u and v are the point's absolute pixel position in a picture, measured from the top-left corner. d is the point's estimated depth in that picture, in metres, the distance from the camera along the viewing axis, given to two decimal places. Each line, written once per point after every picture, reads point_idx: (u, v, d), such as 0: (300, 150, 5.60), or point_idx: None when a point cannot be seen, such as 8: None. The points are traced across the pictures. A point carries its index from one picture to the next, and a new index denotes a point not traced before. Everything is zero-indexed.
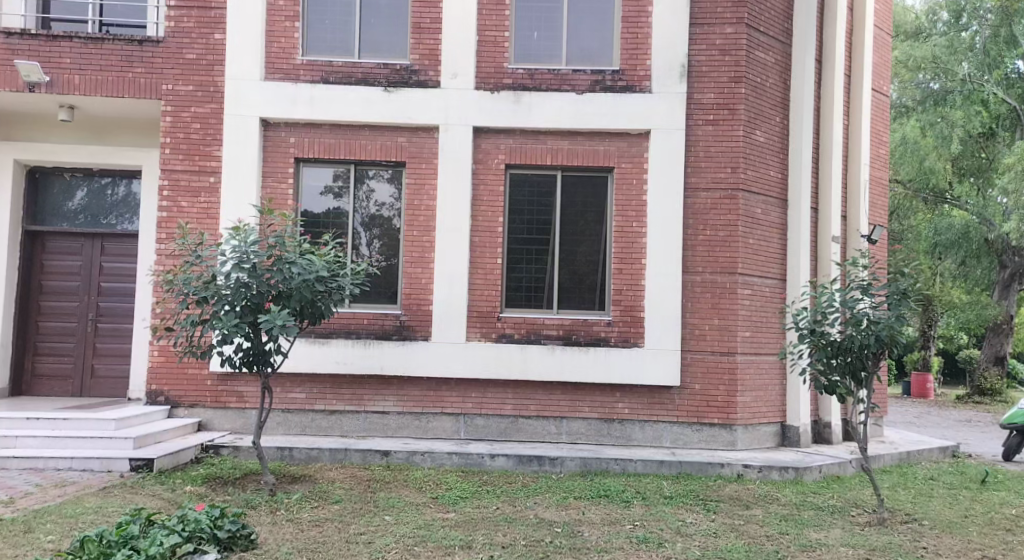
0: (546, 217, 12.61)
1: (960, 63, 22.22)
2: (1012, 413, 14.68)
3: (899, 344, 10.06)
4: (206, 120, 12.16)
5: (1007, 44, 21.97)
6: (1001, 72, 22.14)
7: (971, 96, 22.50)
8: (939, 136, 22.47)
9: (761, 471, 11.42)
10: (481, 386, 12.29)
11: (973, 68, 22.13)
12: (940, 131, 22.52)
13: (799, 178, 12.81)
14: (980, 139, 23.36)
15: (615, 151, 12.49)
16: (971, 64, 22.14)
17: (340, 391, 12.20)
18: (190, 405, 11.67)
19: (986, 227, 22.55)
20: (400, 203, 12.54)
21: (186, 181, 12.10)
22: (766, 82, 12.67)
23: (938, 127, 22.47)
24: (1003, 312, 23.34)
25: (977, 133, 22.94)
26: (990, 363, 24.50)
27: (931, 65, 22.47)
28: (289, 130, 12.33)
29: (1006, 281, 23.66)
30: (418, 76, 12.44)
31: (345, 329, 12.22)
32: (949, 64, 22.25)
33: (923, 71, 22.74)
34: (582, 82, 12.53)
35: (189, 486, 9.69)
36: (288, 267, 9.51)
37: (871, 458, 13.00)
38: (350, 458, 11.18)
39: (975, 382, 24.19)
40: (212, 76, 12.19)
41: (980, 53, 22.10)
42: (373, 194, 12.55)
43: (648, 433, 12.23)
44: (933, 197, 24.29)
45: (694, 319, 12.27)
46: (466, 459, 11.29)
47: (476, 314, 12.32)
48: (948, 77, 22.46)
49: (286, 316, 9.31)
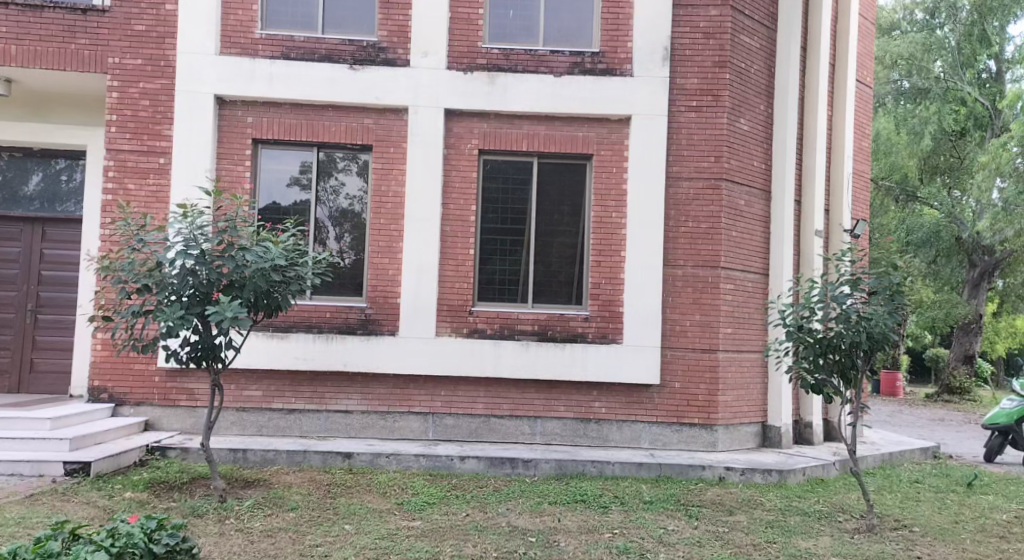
0: (520, 205, 11.96)
1: (934, 62, 22.21)
2: (993, 414, 14.20)
3: (892, 342, 9.52)
4: (156, 97, 11.39)
5: (980, 42, 22.01)
6: (973, 72, 22.21)
7: (947, 95, 22.38)
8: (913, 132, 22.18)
9: (744, 474, 10.83)
10: (451, 385, 11.61)
11: (947, 67, 22.24)
12: (912, 126, 22.21)
13: (783, 169, 12.25)
14: (953, 137, 22.87)
15: (594, 138, 11.87)
16: (945, 65, 22.22)
17: (300, 388, 11.48)
18: (136, 403, 10.92)
19: (956, 225, 22.25)
20: (368, 198, 11.82)
21: (134, 162, 11.34)
22: (751, 68, 12.10)
23: (913, 122, 22.22)
24: (972, 311, 22.97)
25: (949, 131, 22.55)
26: (958, 361, 24.05)
27: (907, 62, 22.30)
28: (247, 110, 11.57)
29: (977, 281, 23.12)
30: (385, 54, 11.73)
31: (306, 322, 11.49)
32: (924, 62, 22.10)
33: (896, 67, 22.65)
34: (560, 64, 11.88)
35: (129, 493, 8.97)
36: (242, 255, 8.79)
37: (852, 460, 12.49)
38: (309, 461, 10.45)
39: (943, 381, 23.85)
40: (162, 49, 11.42)
41: (954, 53, 22.11)
42: (341, 188, 11.82)
43: (626, 434, 11.62)
44: (905, 196, 23.78)
45: (674, 315, 11.67)
46: (434, 461, 10.61)
47: (447, 308, 11.65)
48: (922, 76, 22.38)
49: (238, 307, 8.58)
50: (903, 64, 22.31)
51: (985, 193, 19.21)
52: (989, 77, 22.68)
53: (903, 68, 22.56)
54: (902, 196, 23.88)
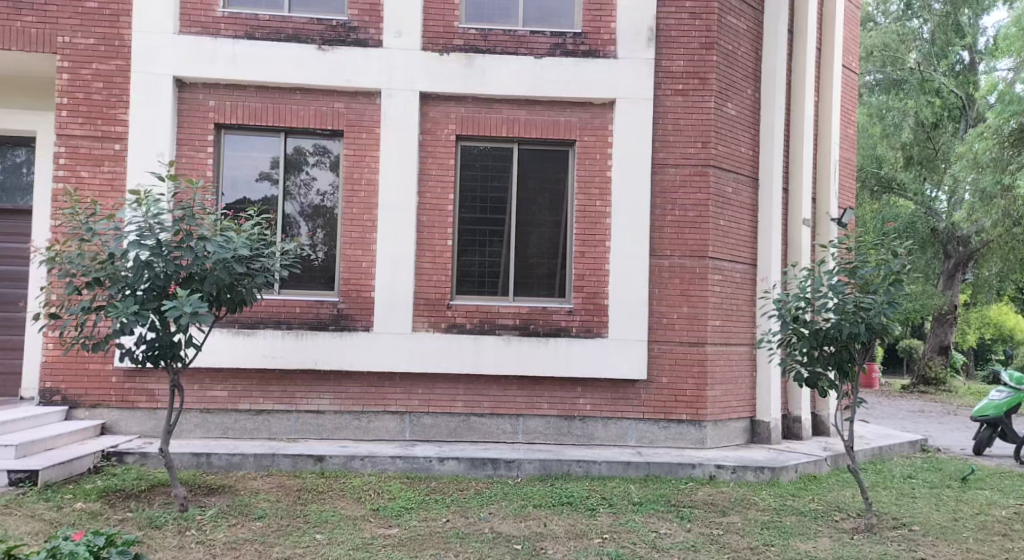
0: (499, 193, 11.41)
1: (909, 53, 21.98)
2: (983, 405, 13.68)
3: (890, 332, 9.05)
4: (110, 79, 10.73)
5: (955, 32, 21.90)
6: (948, 63, 21.94)
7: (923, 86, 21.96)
8: (891, 125, 21.57)
9: (735, 472, 10.33)
10: (428, 382, 11.05)
11: (920, 59, 22.07)
12: (890, 119, 21.56)
13: (771, 155, 11.78)
14: (929, 128, 22.07)
15: (577, 123, 11.33)
16: (920, 55, 22.08)
17: (268, 388, 10.87)
18: (92, 405, 10.26)
19: (933, 218, 22.23)
20: (338, 194, 11.22)
21: (86, 148, 10.67)
22: (738, 50, 11.61)
23: (890, 116, 21.61)
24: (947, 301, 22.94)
25: (926, 123, 21.84)
26: (933, 353, 23.64)
27: (880, 52, 22.04)
28: (209, 93, 10.93)
29: (952, 272, 22.90)
30: (356, 34, 11.13)
31: (275, 319, 10.87)
32: (899, 52, 21.87)
33: (870, 61, 22.32)
34: (541, 46, 11.32)
35: (79, 503, 8.36)
36: (202, 245, 8.19)
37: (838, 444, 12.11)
38: (278, 465, 9.85)
39: (919, 372, 23.55)
40: (116, 28, 10.76)
41: (928, 44, 22.01)
42: (312, 182, 11.22)
43: (611, 432, 11.12)
44: (878, 187, 22.79)
45: (661, 307, 11.17)
46: (412, 463, 10.03)
47: (424, 302, 11.08)
48: (896, 67, 22.04)
49: (197, 302, 7.96)
50: (878, 55, 22.03)
51: (963, 183, 18.71)
52: (963, 68, 22.49)
53: (878, 60, 22.15)
54: (876, 188, 23.03)
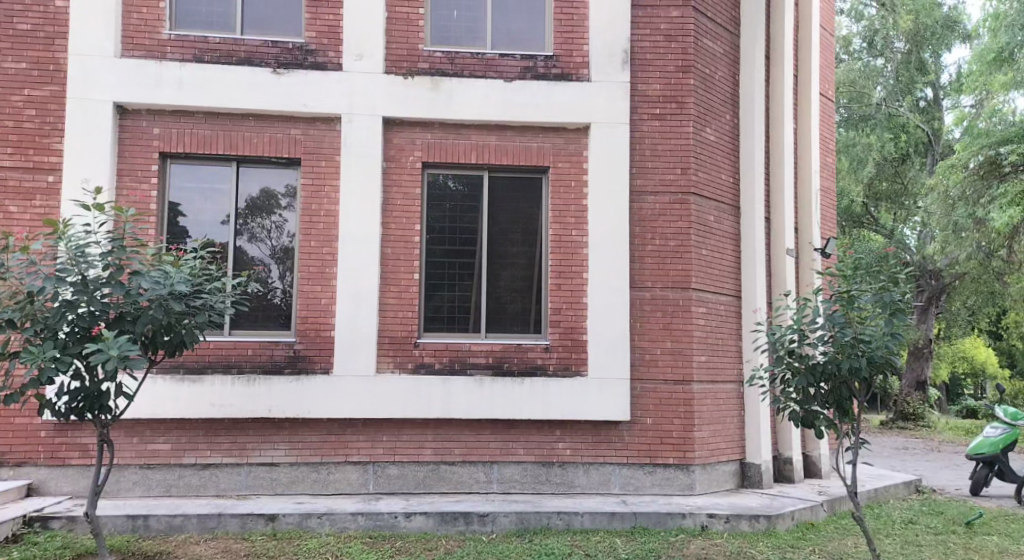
0: (468, 224, 10.65)
1: (874, 88, 21.25)
2: (977, 443, 12.94)
3: (892, 366, 8.32)
4: (44, 106, 9.93)
5: (918, 70, 21.49)
6: (911, 98, 21.62)
7: (889, 120, 21.35)
8: (856, 160, 21.09)
9: (729, 522, 9.47)
10: (394, 428, 10.18)
11: (884, 94, 21.35)
12: (855, 154, 21.13)
13: (752, 182, 11.14)
14: (896, 162, 21.81)
15: (550, 149, 10.63)
16: (884, 90, 21.36)
17: (217, 439, 9.95)
18: (17, 464, 9.32)
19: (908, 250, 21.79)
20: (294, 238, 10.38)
21: (16, 181, 9.84)
22: (716, 74, 10.99)
23: (855, 149, 21.11)
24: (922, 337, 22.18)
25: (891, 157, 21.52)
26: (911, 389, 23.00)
27: (847, 88, 21.37)
28: (152, 120, 10.15)
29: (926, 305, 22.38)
30: (314, 57, 10.41)
31: (225, 362, 9.99)
32: (864, 89, 21.17)
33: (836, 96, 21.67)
34: (511, 69, 10.66)
35: None
36: (135, 281, 7.38)
37: (835, 500, 10.55)
38: (224, 527, 8.92)
39: (897, 408, 22.83)
40: (51, 51, 9.99)
41: (892, 80, 21.45)
42: (282, 225, 10.41)
43: (594, 478, 10.27)
44: (850, 222, 22.79)
45: (643, 342, 10.41)
46: (375, 521, 9.13)
47: (389, 342, 10.25)
48: (861, 102, 21.32)
49: (126, 343, 7.12)
50: (845, 91, 21.34)
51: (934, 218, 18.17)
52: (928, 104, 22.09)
53: (844, 96, 21.53)
54: (847, 222, 22.93)
